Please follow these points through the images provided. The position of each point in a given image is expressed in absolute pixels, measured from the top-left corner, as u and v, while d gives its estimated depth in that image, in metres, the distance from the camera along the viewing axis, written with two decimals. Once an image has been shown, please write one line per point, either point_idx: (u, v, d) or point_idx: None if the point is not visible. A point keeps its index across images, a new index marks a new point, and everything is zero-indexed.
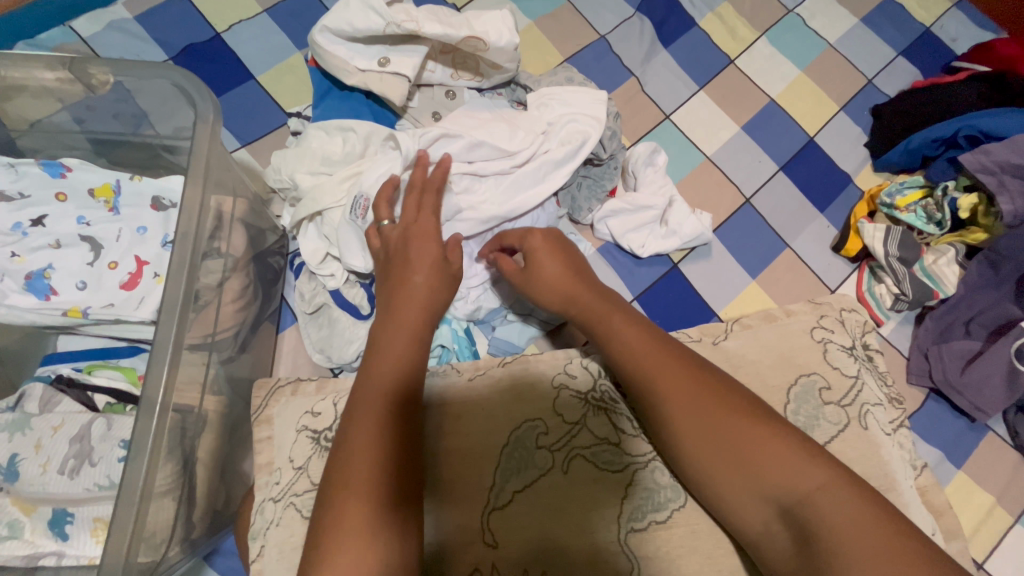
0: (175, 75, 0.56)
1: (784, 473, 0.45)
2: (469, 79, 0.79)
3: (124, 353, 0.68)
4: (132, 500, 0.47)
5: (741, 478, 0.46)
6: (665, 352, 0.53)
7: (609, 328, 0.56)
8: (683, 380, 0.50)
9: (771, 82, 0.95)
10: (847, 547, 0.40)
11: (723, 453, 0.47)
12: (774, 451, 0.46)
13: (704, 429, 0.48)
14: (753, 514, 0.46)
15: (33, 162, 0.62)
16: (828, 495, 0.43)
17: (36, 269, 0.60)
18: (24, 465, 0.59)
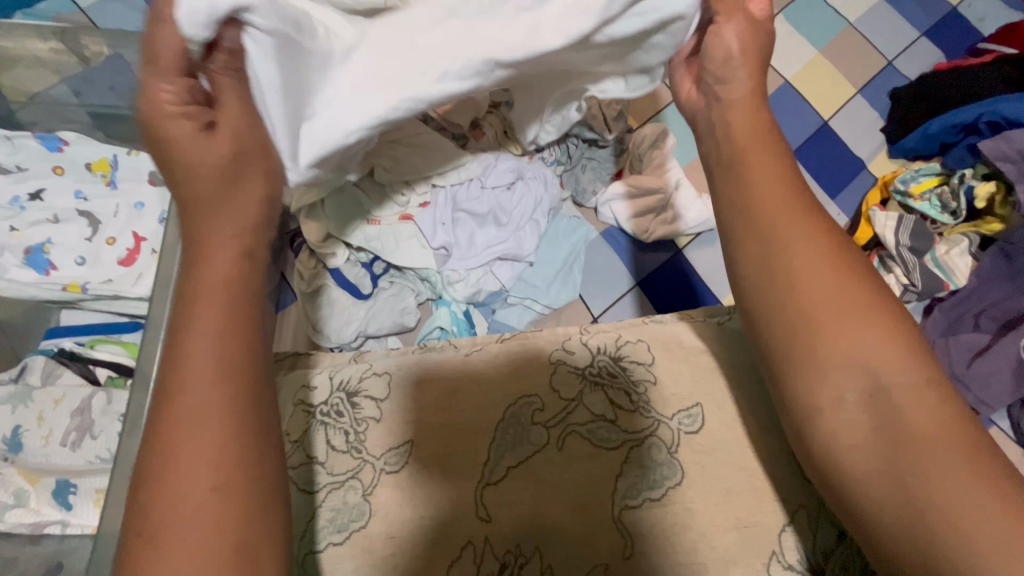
0: None
1: (889, 356, 0.37)
2: None
3: (127, 329, 0.69)
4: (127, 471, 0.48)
5: (840, 326, 0.38)
6: (801, 212, 0.41)
7: (764, 167, 0.42)
8: (806, 228, 0.41)
9: (786, 62, 0.91)
10: (935, 452, 0.35)
11: (836, 305, 0.39)
12: (879, 329, 0.38)
13: (815, 289, 0.39)
14: (839, 387, 0.38)
15: (31, 137, 0.62)
16: (926, 390, 0.37)
17: (35, 244, 0.60)
18: (27, 437, 0.60)
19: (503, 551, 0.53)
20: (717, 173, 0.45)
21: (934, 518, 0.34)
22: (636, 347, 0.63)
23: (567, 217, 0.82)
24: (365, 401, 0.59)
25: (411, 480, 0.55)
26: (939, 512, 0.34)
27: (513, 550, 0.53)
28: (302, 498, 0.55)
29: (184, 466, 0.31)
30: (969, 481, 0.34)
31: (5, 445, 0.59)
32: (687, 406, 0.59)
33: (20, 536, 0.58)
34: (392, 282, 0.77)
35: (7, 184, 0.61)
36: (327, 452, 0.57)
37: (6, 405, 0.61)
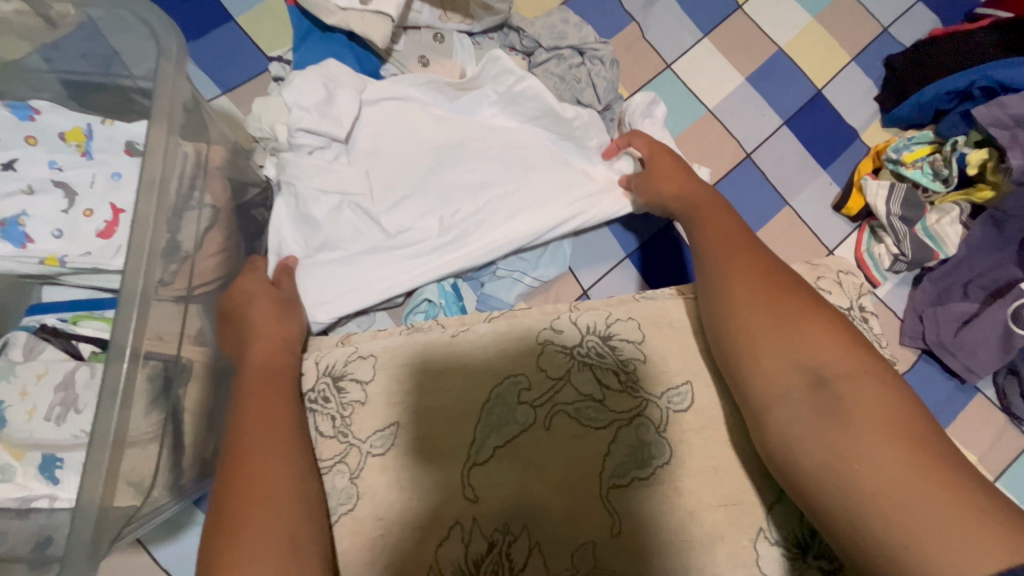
0: (135, 6, 0.52)
1: (834, 357, 0.47)
2: (459, 22, 0.75)
3: (109, 305, 0.68)
4: (105, 446, 0.47)
5: (775, 332, 0.49)
6: (750, 245, 0.55)
7: (714, 216, 0.59)
8: (746, 258, 0.54)
9: (780, 30, 0.90)
10: (869, 433, 0.43)
11: (773, 316, 0.49)
12: (821, 335, 0.48)
13: (759, 303, 0.50)
14: (787, 378, 0.47)
15: (1, 103, 0.60)
16: (865, 382, 0.45)
17: (10, 216, 0.59)
18: (10, 412, 0.59)
19: (491, 530, 0.53)
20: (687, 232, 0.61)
21: (865, 489, 0.41)
22: (625, 325, 0.62)
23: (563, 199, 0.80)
24: (351, 385, 0.58)
25: (399, 461, 0.56)
26: (871, 484, 0.41)
27: (501, 528, 0.54)
28: None
29: (255, 473, 0.47)
30: (898, 460, 0.41)
31: None
32: (676, 384, 0.59)
33: (9, 510, 0.58)
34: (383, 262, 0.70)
35: None
36: (315, 436, 0.57)
37: None
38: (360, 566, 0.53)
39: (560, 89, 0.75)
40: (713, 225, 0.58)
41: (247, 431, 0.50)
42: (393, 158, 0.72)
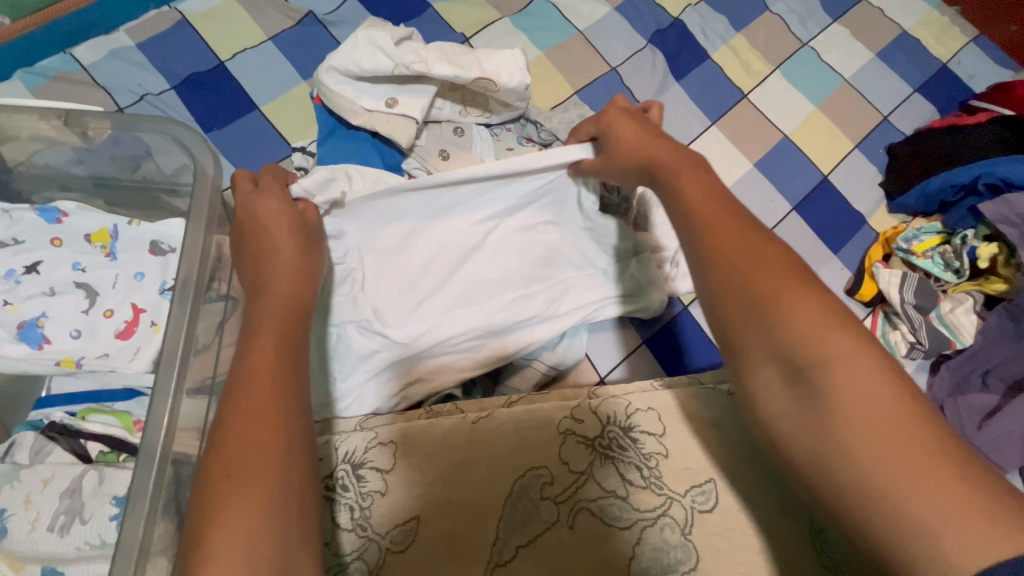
0: (179, 131, 0.56)
1: (816, 342, 0.37)
2: (478, 116, 0.77)
3: (120, 397, 0.67)
4: (129, 561, 0.48)
5: (775, 312, 0.39)
6: (726, 213, 0.44)
7: (696, 180, 0.47)
8: (731, 224, 0.43)
9: (785, 118, 0.93)
10: (864, 429, 0.35)
11: (756, 292, 0.40)
12: (813, 315, 0.38)
13: (739, 278, 0.40)
14: (767, 373, 0.39)
15: (28, 208, 0.60)
16: (850, 368, 0.36)
17: (30, 318, 0.58)
18: (12, 522, 0.57)
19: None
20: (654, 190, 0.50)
21: (860, 480, 0.35)
22: (647, 417, 0.61)
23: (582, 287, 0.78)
24: (370, 473, 0.57)
25: (418, 561, 0.53)
26: (885, 488, 0.34)
27: None
28: None
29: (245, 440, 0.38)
30: (898, 451, 0.34)
31: None
32: (700, 481, 0.58)
33: None
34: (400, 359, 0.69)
35: (2, 258, 0.59)
36: (332, 531, 0.54)
37: None
38: None
39: None
40: (696, 194, 0.46)
41: (243, 426, 0.39)
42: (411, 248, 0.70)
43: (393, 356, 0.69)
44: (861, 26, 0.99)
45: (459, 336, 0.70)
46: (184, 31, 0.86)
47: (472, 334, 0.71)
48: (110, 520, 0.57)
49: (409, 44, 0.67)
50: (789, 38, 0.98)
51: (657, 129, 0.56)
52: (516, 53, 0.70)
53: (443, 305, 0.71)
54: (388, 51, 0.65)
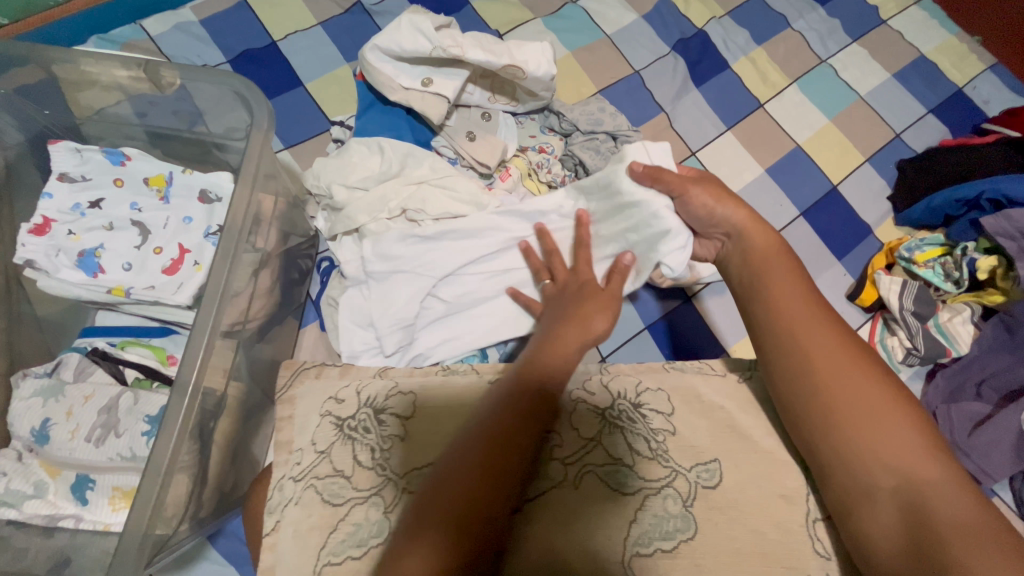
0: (237, 84, 0.61)
1: (910, 452, 0.49)
2: (505, 104, 0.83)
3: (155, 334, 0.73)
4: (158, 472, 0.52)
5: (887, 426, 0.50)
6: (833, 327, 0.55)
7: (785, 288, 0.58)
8: (840, 342, 0.54)
9: (799, 129, 0.97)
10: (964, 540, 0.45)
11: (856, 406, 0.51)
12: (905, 425, 0.50)
13: (845, 391, 0.52)
14: (870, 478, 0.49)
15: (98, 150, 0.67)
16: (948, 486, 0.48)
17: (89, 248, 0.64)
18: (55, 430, 0.63)
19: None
20: (752, 285, 0.60)
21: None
22: (655, 396, 0.64)
23: None
24: (390, 418, 0.61)
25: None
26: None
27: None
28: (325, 509, 0.56)
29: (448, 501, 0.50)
30: (973, 544, 0.45)
31: (34, 436, 0.63)
32: (706, 460, 0.60)
33: (36, 526, 0.61)
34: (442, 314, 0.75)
35: (70, 193, 0.65)
36: (353, 466, 0.58)
37: (39, 398, 0.64)
38: None
39: (596, 160, 0.81)
40: (791, 301, 0.57)
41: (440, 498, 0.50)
42: (434, 208, 0.75)
43: (439, 314, 0.75)
44: (879, 48, 1.03)
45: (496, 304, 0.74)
46: (242, 12, 0.94)
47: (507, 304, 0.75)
48: (142, 436, 0.62)
49: (447, 31, 0.73)
50: (808, 54, 1.02)
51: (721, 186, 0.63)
52: (544, 45, 0.76)
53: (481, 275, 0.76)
54: (428, 34, 0.71)
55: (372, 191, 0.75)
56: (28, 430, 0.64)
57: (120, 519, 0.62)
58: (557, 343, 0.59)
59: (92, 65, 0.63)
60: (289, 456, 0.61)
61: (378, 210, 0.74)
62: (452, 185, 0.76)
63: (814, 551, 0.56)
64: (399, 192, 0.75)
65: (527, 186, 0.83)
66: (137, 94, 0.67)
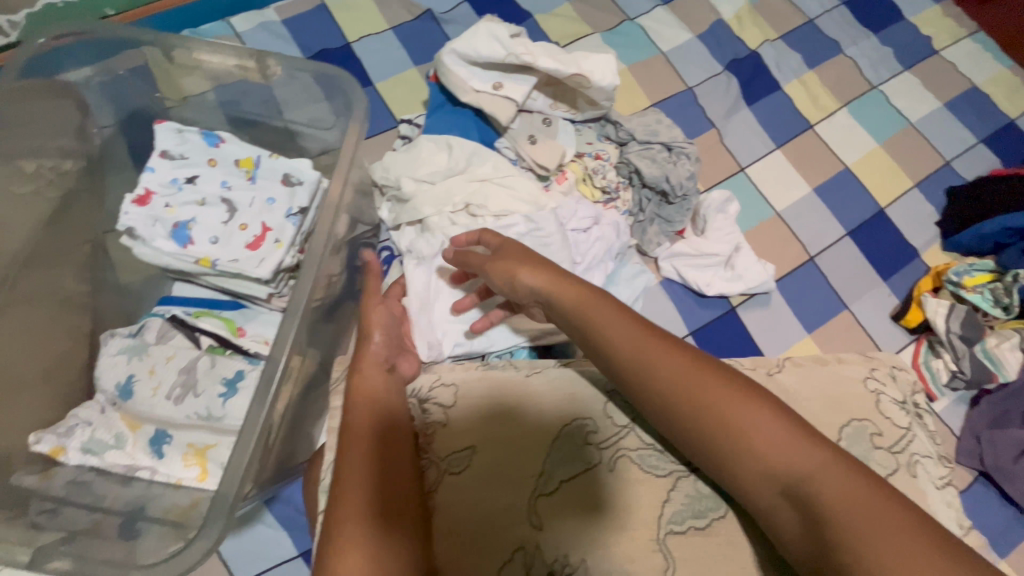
0: (343, 80, 0.72)
1: (803, 460, 0.47)
2: (565, 111, 0.87)
3: (228, 307, 0.78)
4: (254, 429, 0.57)
5: (757, 457, 0.47)
6: (647, 360, 0.53)
7: (596, 318, 0.56)
8: (649, 366, 0.53)
9: (848, 151, 0.99)
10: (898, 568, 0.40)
11: (753, 452, 0.48)
12: (726, 442, 0.48)
13: (710, 434, 0.50)
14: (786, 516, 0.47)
15: (197, 131, 0.73)
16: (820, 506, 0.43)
17: (182, 221, 0.69)
18: (137, 386, 0.68)
19: (552, 560, 0.54)
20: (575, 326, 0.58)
21: None
22: None
23: (632, 265, 0.88)
24: (433, 407, 0.62)
25: (471, 479, 0.58)
26: None
27: (559, 561, 0.54)
28: None
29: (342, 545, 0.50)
30: (902, 539, 0.40)
31: (118, 391, 0.68)
32: None
33: (115, 475, 0.66)
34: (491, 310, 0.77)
35: (169, 169, 0.71)
36: None
37: (125, 355, 0.69)
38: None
39: (652, 168, 0.84)
40: (610, 336, 0.55)
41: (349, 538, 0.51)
42: (496, 203, 0.78)
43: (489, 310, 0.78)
44: (930, 77, 1.05)
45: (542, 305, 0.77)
46: (320, 15, 1.00)
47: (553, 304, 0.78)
48: (218, 397, 0.66)
49: (520, 40, 0.78)
50: (859, 80, 1.04)
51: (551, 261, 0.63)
52: (610, 57, 0.80)
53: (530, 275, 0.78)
54: (502, 42, 0.76)
55: (438, 185, 0.79)
56: (113, 385, 0.68)
57: (190, 475, 0.66)
58: (354, 385, 0.62)
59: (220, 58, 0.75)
60: (341, 433, 0.63)
61: (444, 204, 0.78)
62: (514, 183, 0.79)
63: None
64: (463, 188, 0.79)
65: (581, 191, 0.86)
66: (266, 83, 0.78)
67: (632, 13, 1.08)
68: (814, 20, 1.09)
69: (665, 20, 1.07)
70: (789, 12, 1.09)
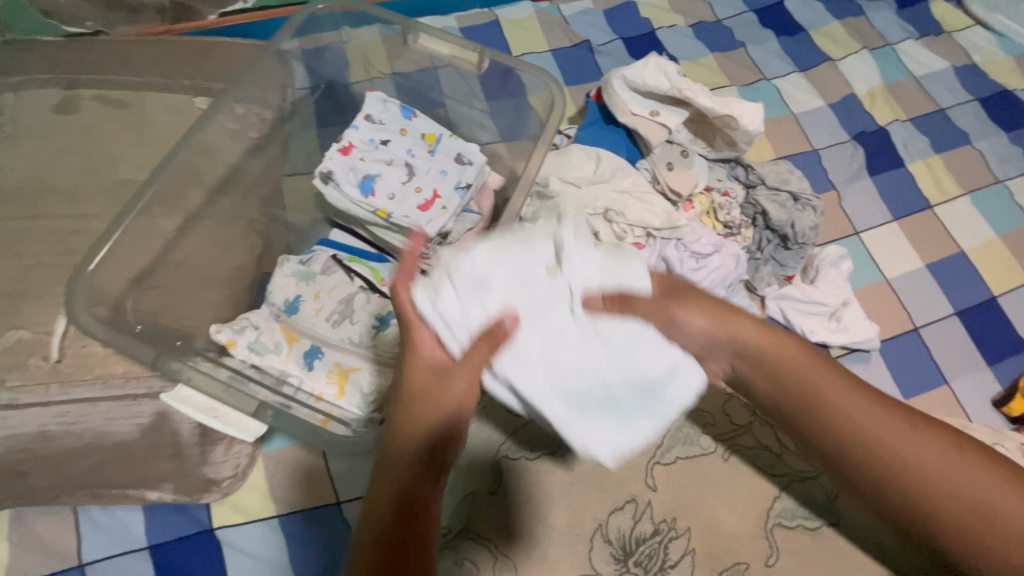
0: (549, 81, 0.85)
1: (915, 441, 0.56)
2: (702, 148, 0.95)
3: (374, 259, 0.88)
4: None
5: (891, 438, 0.56)
6: (807, 361, 0.59)
7: (739, 325, 0.58)
8: (804, 362, 0.59)
9: (965, 236, 1.01)
10: (954, 478, 0.54)
11: (895, 433, 0.56)
12: (888, 423, 0.56)
13: (870, 429, 0.56)
14: (919, 497, 0.55)
15: (398, 104, 0.85)
16: (933, 451, 0.55)
17: (370, 175, 0.80)
18: (302, 305, 0.78)
19: (659, 520, 0.64)
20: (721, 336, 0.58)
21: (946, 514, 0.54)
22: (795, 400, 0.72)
23: (740, 297, 0.92)
24: None
25: None
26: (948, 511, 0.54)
27: (669, 519, 0.64)
28: (504, 417, 0.71)
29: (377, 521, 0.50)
30: (967, 480, 0.54)
31: (285, 306, 0.78)
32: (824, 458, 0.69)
33: (268, 377, 0.75)
34: None
35: (369, 129, 0.83)
36: None
37: (296, 278, 0.80)
38: (558, 518, 0.64)
39: (779, 213, 0.89)
40: (817, 380, 0.58)
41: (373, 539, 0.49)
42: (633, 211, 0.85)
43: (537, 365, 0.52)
44: None
45: None
46: (493, 28, 1.14)
47: None
48: (371, 328, 0.77)
49: (685, 78, 0.87)
50: (986, 173, 1.07)
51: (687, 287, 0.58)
52: (760, 106, 0.88)
53: None
54: (669, 76, 0.86)
55: (583, 188, 0.87)
56: (281, 300, 0.78)
57: (330, 391, 0.74)
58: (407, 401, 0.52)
59: (439, 45, 0.90)
60: None
61: (586, 205, 0.86)
62: (650, 198, 0.87)
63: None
64: (605, 195, 0.86)
65: (704, 222, 0.93)
66: (464, 74, 0.93)
67: (770, 74, 1.16)
68: (946, 110, 1.14)
69: (800, 85, 1.15)
70: (922, 99, 1.15)
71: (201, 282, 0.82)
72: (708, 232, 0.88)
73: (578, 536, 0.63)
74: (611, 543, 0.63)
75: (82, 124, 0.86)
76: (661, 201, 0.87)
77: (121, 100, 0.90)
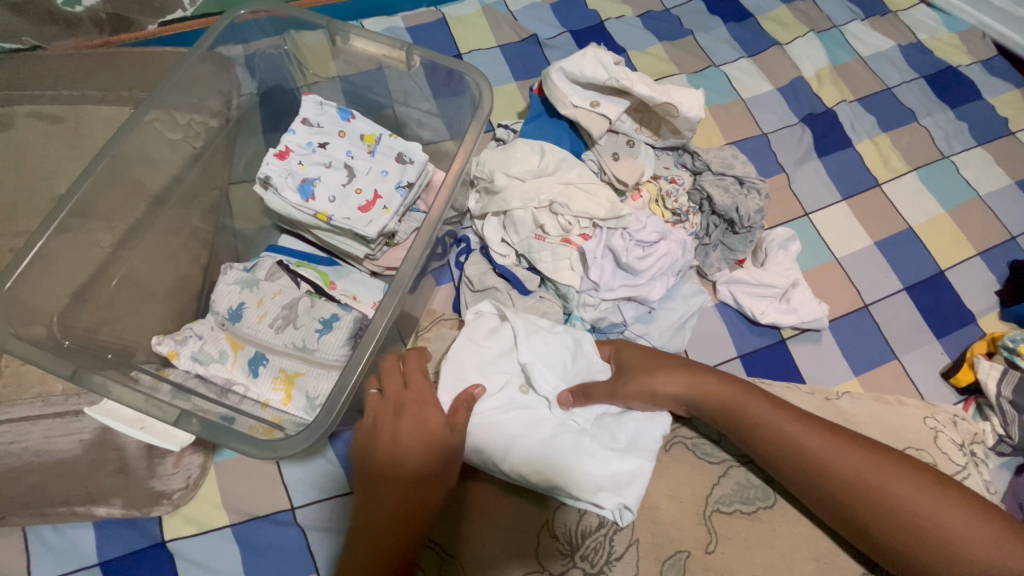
0: (476, 76, 0.84)
1: (847, 458, 0.62)
2: (648, 137, 0.95)
3: (322, 262, 0.87)
4: (359, 364, 0.66)
5: (828, 456, 0.62)
6: (741, 395, 0.67)
7: (670, 374, 0.69)
8: (740, 395, 0.67)
9: (913, 212, 1.03)
10: (885, 491, 0.60)
11: (826, 450, 0.62)
12: (821, 444, 0.63)
13: (803, 448, 0.63)
14: (857, 511, 0.60)
15: (335, 106, 0.85)
16: (868, 466, 0.61)
17: (309, 179, 0.80)
18: (246, 312, 0.77)
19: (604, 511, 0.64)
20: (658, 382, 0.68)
21: (881, 524, 0.59)
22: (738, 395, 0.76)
23: (690, 283, 0.92)
24: None
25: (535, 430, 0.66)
26: (882, 521, 0.59)
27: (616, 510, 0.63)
28: None
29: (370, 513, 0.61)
30: (896, 489, 0.60)
31: (229, 314, 0.77)
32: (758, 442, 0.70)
33: (214, 386, 0.75)
34: (542, 297, 0.87)
35: (308, 133, 0.83)
36: None
37: (240, 286, 0.79)
38: (502, 515, 0.64)
39: (723, 198, 0.90)
40: (759, 414, 0.65)
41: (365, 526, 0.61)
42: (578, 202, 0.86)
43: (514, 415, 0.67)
44: (1002, 154, 1.08)
45: (617, 304, 0.87)
46: (440, 26, 1.14)
47: (619, 289, 0.86)
48: (314, 331, 0.75)
49: (622, 67, 0.88)
50: (932, 149, 1.09)
51: (659, 357, 0.71)
52: (699, 94, 0.88)
53: (602, 271, 0.86)
54: (606, 67, 0.87)
55: (527, 182, 0.87)
56: (225, 308, 0.78)
57: (276, 398, 0.74)
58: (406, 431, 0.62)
59: (369, 45, 0.89)
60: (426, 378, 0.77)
61: (530, 199, 0.86)
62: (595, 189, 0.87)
63: (808, 557, 0.62)
64: (550, 188, 0.87)
65: (653, 210, 0.93)
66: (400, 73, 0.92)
67: (718, 60, 1.16)
68: (892, 88, 1.15)
69: (748, 70, 1.15)
70: (869, 79, 1.16)
71: (144, 294, 0.81)
72: (653, 219, 0.88)
73: (523, 534, 0.63)
74: (558, 538, 0.63)
75: (17, 141, 0.85)
76: (606, 192, 0.88)
77: (57, 114, 0.88)
